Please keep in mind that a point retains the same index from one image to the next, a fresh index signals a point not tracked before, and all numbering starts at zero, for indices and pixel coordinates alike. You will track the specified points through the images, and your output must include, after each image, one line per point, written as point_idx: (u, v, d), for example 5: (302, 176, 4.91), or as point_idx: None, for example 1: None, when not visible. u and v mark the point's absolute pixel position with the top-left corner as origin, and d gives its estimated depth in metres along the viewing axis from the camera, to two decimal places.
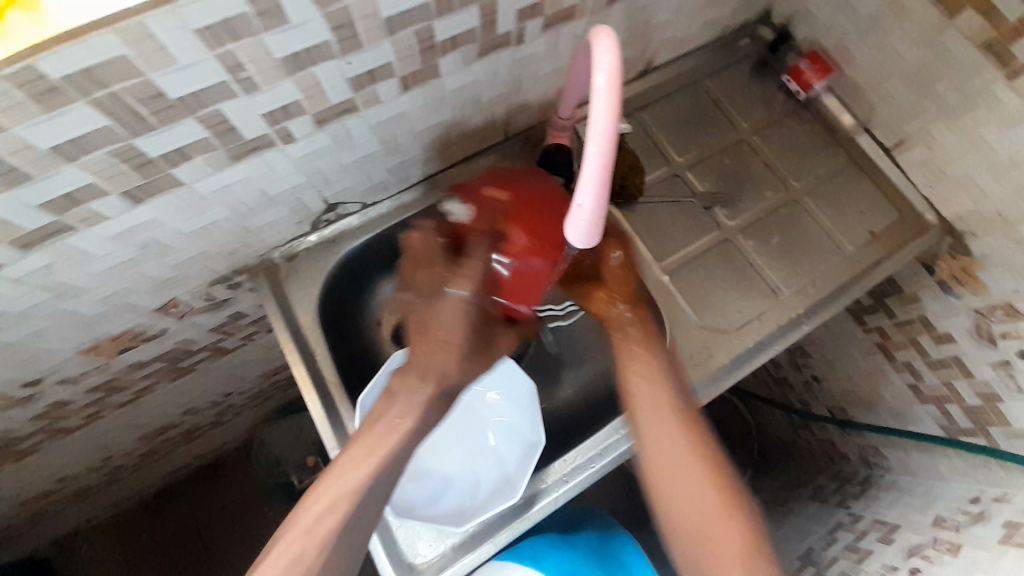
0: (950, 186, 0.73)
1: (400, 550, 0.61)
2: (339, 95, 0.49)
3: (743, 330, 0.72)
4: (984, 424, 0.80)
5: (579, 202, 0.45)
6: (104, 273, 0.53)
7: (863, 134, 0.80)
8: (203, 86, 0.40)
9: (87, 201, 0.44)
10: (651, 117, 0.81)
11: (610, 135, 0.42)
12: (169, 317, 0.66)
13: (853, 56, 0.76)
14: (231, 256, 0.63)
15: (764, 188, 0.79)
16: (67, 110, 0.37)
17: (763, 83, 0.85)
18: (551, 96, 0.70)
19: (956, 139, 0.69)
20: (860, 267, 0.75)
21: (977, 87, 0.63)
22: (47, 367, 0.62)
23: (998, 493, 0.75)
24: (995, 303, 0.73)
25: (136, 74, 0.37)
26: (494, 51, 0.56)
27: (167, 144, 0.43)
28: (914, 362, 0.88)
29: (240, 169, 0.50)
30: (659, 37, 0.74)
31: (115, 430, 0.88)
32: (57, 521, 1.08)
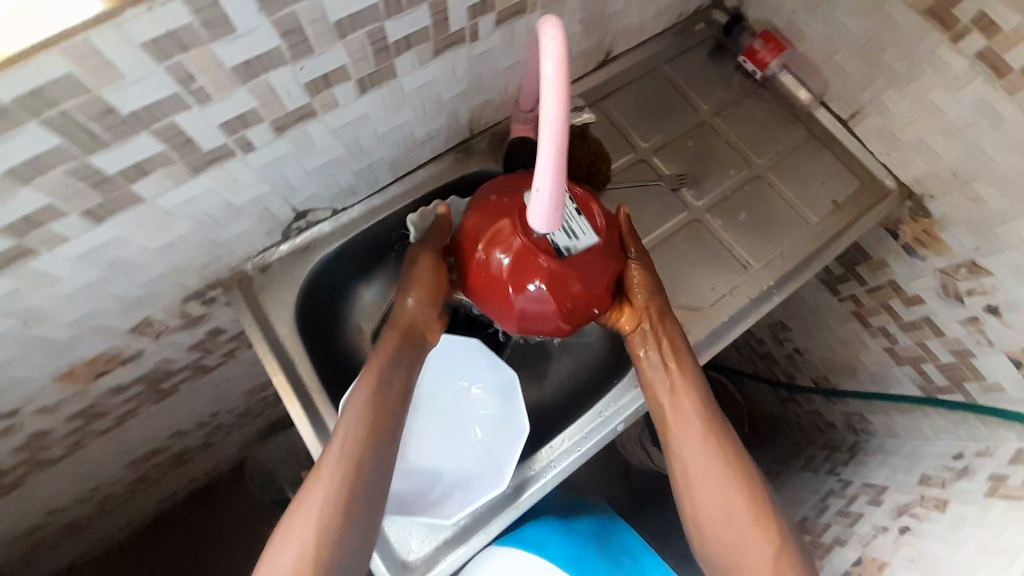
0: (906, 152, 0.76)
1: (392, 548, 0.61)
2: (296, 101, 0.50)
3: (717, 306, 0.73)
4: (960, 381, 0.83)
5: (538, 188, 0.46)
6: (72, 295, 0.52)
7: (820, 108, 0.82)
8: (155, 100, 0.41)
9: (46, 223, 0.44)
10: (614, 105, 0.83)
11: (561, 118, 0.42)
12: (145, 337, 0.66)
13: (806, 33, 0.78)
14: (202, 271, 0.62)
15: (728, 167, 0.81)
16: (18, 132, 0.37)
17: (721, 65, 0.87)
18: (512, 90, 0.71)
19: (908, 105, 0.71)
20: (827, 237, 0.77)
21: (924, 53, 0.66)
22: (22, 397, 0.61)
23: (981, 449, 0.78)
24: (958, 261, 0.75)
25: (86, 91, 0.37)
26: (449, 49, 0.56)
27: (124, 160, 0.43)
28: (888, 326, 0.90)
29: (202, 181, 0.51)
30: (615, 26, 0.76)
31: (102, 458, 0.86)
32: (48, 557, 1.06)
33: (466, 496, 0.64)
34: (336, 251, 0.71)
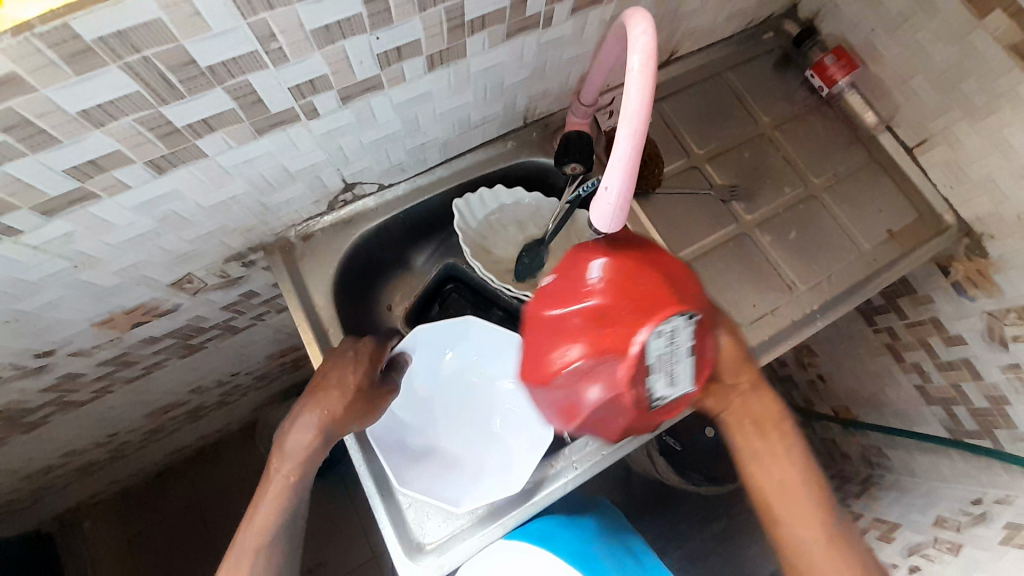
0: (970, 188, 0.73)
1: (408, 529, 0.61)
2: (366, 72, 0.49)
3: (756, 325, 0.72)
4: (991, 428, 0.80)
5: (606, 184, 0.45)
6: (123, 244, 0.52)
7: (884, 132, 0.79)
8: (233, 55, 0.40)
9: (110, 168, 0.44)
10: (672, 108, 0.81)
11: (643, 116, 0.41)
12: (184, 292, 0.66)
13: (880, 52, 0.75)
14: (247, 233, 0.62)
15: (783, 184, 0.78)
16: (99, 74, 0.36)
17: (786, 77, 0.84)
18: (573, 82, 0.69)
19: (980, 139, 0.69)
20: (876, 265, 0.75)
21: (1005, 87, 0.63)
22: (61, 338, 0.62)
23: (1000, 496, 0.75)
24: (1009, 306, 0.73)
25: (168, 40, 0.36)
26: (521, 33, 0.55)
27: (193, 114, 0.43)
28: (923, 363, 0.88)
29: (264, 143, 0.50)
30: (685, 26, 0.73)
31: (124, 405, 0.88)
32: (62, 494, 1.09)
33: (481, 487, 0.63)
34: (379, 228, 0.71)
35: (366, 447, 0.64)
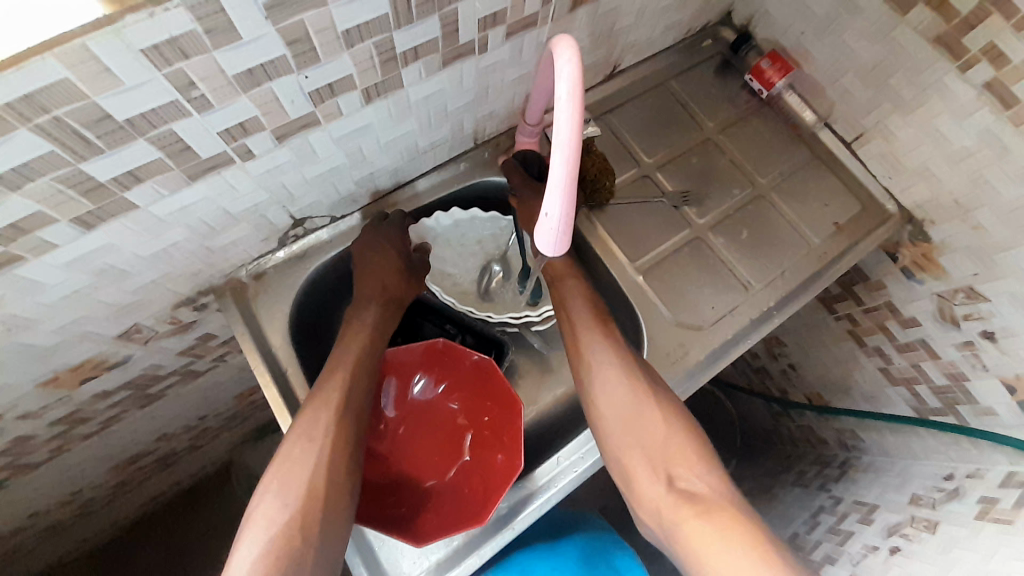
0: (907, 176, 0.76)
1: (383, 569, 0.59)
2: (298, 110, 0.48)
3: (717, 326, 0.73)
4: (954, 404, 0.82)
5: (547, 212, 0.46)
6: (57, 302, 0.50)
7: (824, 129, 0.82)
8: (153, 106, 0.39)
9: (33, 230, 0.42)
10: (620, 119, 0.82)
11: (575, 142, 0.42)
12: (134, 343, 0.64)
13: (811, 55, 0.78)
14: (195, 278, 0.61)
15: (732, 186, 0.80)
16: (8, 138, 0.35)
17: (726, 82, 0.86)
18: (518, 101, 0.70)
19: (911, 131, 0.72)
20: (827, 258, 0.77)
21: (931, 80, 0.66)
22: (3, 403, 0.59)
23: (972, 470, 0.78)
24: (956, 286, 0.75)
25: (79, 97, 0.35)
26: (457, 60, 0.55)
27: (118, 167, 0.42)
28: (883, 346, 0.90)
29: (199, 189, 0.49)
30: (624, 40, 0.75)
31: (85, 462, 0.84)
32: (26, 560, 1.03)
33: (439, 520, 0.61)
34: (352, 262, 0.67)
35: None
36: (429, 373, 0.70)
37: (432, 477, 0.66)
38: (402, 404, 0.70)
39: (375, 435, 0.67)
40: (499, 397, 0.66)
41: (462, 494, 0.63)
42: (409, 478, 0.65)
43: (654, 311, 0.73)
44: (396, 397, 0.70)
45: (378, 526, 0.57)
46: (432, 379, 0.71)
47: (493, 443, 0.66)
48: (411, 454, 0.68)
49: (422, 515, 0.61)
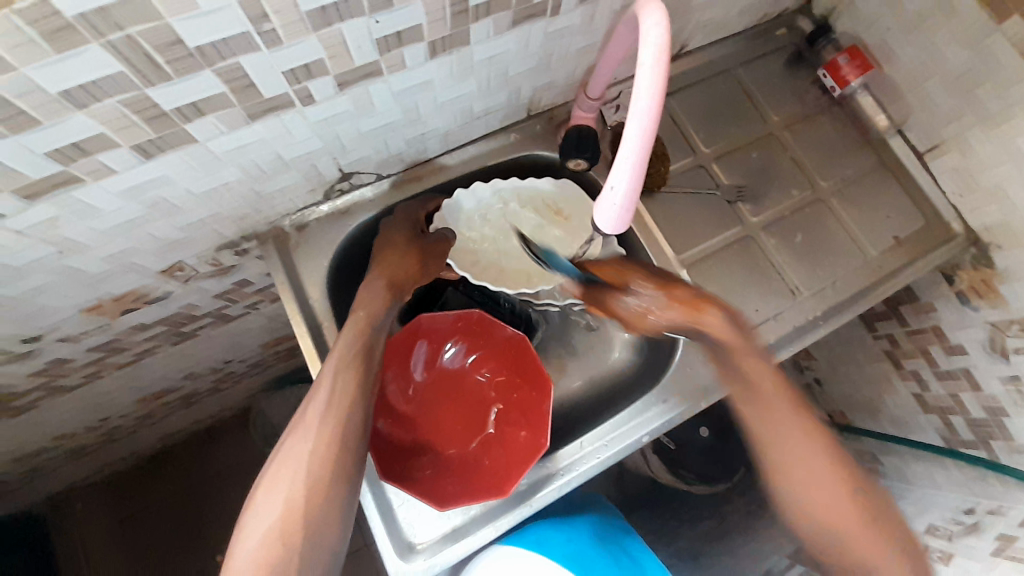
0: (979, 196, 0.72)
1: (400, 529, 0.59)
2: (363, 57, 0.47)
3: (759, 329, 0.71)
4: (988, 439, 0.79)
5: (612, 184, 0.43)
6: (110, 231, 0.51)
7: (895, 136, 0.78)
8: (223, 36, 0.38)
9: (94, 152, 0.42)
10: (680, 104, 0.79)
11: (656, 113, 0.40)
12: (175, 280, 0.64)
13: (895, 54, 0.73)
14: (241, 221, 0.60)
15: (791, 186, 0.77)
16: (81, 53, 0.34)
17: (797, 76, 0.82)
18: (581, 73, 0.67)
19: (994, 148, 0.67)
20: (881, 272, 0.74)
21: (1023, 95, 0.62)
22: (47, 324, 0.60)
23: (993, 506, 0.76)
24: (1013, 317, 0.71)
25: (154, 17, 0.34)
26: (527, 21, 0.53)
27: (182, 97, 0.41)
28: (921, 371, 0.87)
29: (257, 129, 0.48)
30: (697, 20, 0.71)
31: (117, 390, 0.86)
32: (52, 477, 1.08)
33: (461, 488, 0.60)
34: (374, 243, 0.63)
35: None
36: (460, 342, 0.69)
37: (459, 449, 0.64)
38: (431, 371, 0.69)
39: (402, 397, 0.66)
40: (539, 367, 0.65)
41: (489, 465, 0.62)
42: (434, 446, 0.64)
43: None
44: (426, 365, 0.69)
45: (403, 485, 0.58)
46: (463, 348, 0.70)
47: (519, 418, 0.64)
48: (439, 423, 0.66)
49: (445, 483, 0.60)
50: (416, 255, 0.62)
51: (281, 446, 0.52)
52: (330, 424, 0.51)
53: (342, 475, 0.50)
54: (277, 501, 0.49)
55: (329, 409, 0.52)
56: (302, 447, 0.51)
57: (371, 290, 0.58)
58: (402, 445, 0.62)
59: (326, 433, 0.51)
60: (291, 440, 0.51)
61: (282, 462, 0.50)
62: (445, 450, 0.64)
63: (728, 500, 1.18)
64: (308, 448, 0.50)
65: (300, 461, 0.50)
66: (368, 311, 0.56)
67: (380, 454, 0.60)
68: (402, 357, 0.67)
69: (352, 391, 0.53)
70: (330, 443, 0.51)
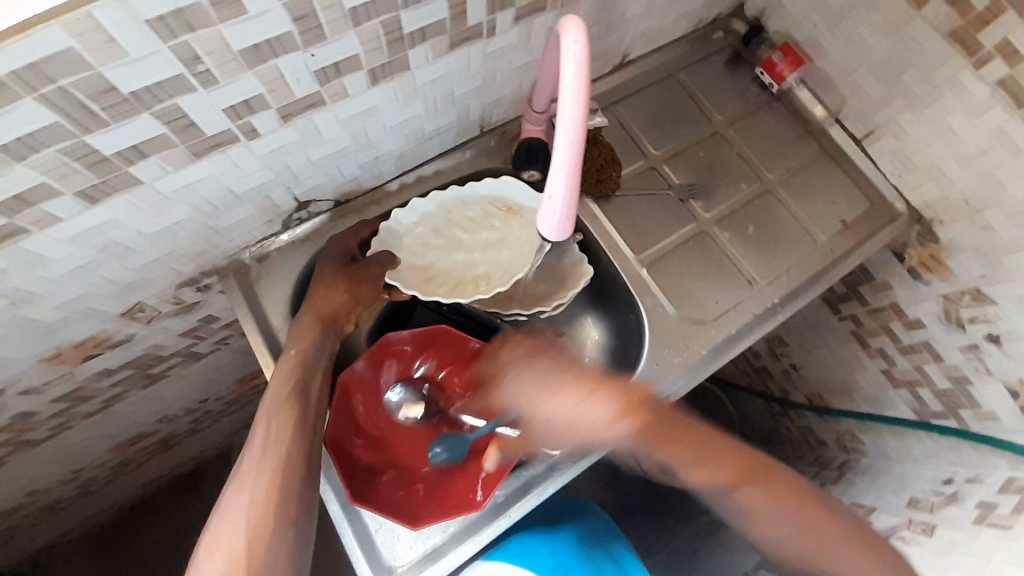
0: (917, 175, 0.75)
1: (379, 552, 0.59)
2: (304, 89, 0.48)
3: (721, 320, 0.73)
4: (956, 407, 0.81)
5: (551, 195, 0.45)
6: (62, 278, 0.51)
7: (834, 125, 0.81)
8: (158, 80, 0.39)
9: (38, 202, 0.42)
10: (627, 110, 0.81)
11: (580, 123, 0.42)
12: (137, 321, 0.64)
13: (824, 49, 0.77)
14: (198, 258, 0.61)
15: (740, 181, 0.80)
16: (13, 107, 0.35)
17: (737, 76, 0.85)
18: (526, 88, 0.69)
19: (923, 130, 0.71)
20: (833, 256, 0.76)
21: (944, 77, 0.65)
22: (6, 378, 0.59)
23: (970, 474, 0.78)
24: (963, 288, 0.75)
25: (85, 68, 0.35)
26: (465, 44, 0.55)
27: (123, 142, 0.42)
28: (886, 347, 0.90)
29: (204, 166, 0.49)
30: (634, 31, 0.74)
31: (89, 439, 0.85)
32: (27, 537, 1.04)
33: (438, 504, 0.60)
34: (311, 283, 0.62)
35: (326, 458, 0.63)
36: (428, 360, 0.70)
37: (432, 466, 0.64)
38: (402, 390, 0.69)
39: (373, 418, 0.66)
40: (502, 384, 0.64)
41: (461, 481, 0.62)
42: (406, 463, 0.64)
43: (658, 305, 0.73)
44: (397, 383, 0.69)
45: (372, 507, 0.58)
46: (431, 367, 0.70)
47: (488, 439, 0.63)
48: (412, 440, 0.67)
49: (417, 500, 0.60)
50: (345, 283, 0.61)
51: (218, 506, 0.50)
52: (269, 469, 0.50)
53: (292, 517, 0.50)
54: (221, 561, 0.47)
55: (268, 453, 0.51)
56: (241, 500, 0.49)
57: (302, 324, 0.59)
58: (372, 467, 0.62)
59: (265, 478, 0.50)
60: (230, 496, 0.50)
61: (225, 520, 0.48)
62: (419, 467, 0.64)
63: None
64: (250, 501, 0.49)
65: (242, 512, 0.49)
66: (300, 348, 0.57)
67: (347, 475, 0.60)
68: (370, 376, 0.67)
69: (288, 432, 0.53)
70: (268, 487, 0.50)
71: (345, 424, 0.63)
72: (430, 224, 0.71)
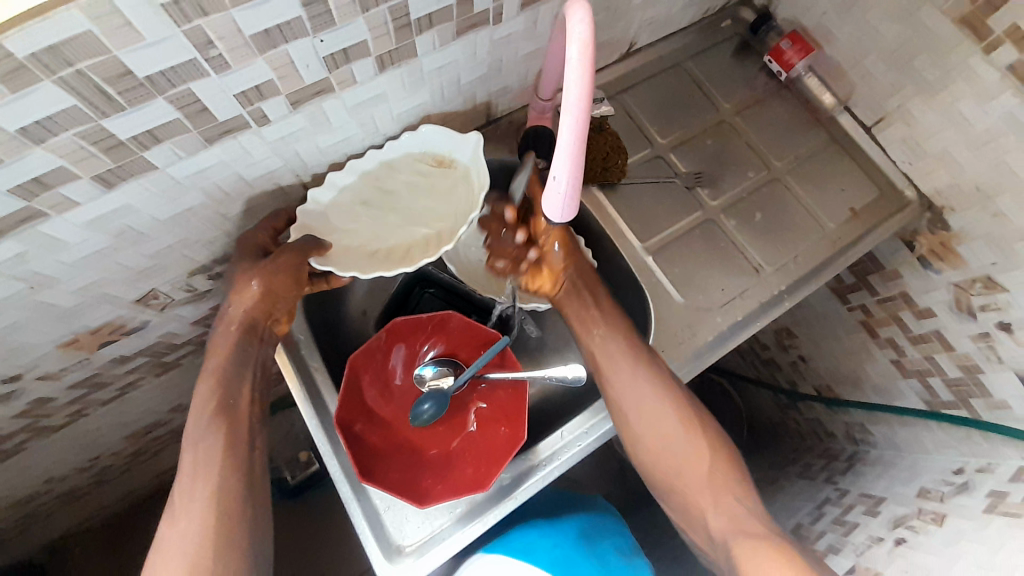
0: (927, 161, 0.75)
1: (388, 533, 0.60)
2: (314, 75, 0.49)
3: (728, 308, 0.73)
4: (967, 397, 0.81)
5: (555, 174, 0.46)
6: (78, 263, 0.52)
7: (843, 112, 0.81)
8: (173, 64, 0.40)
9: (56, 185, 0.43)
10: (633, 99, 0.81)
11: (584, 105, 0.42)
12: (150, 309, 0.65)
13: (832, 36, 0.76)
14: (211, 245, 0.62)
15: (747, 168, 0.79)
16: (32, 90, 0.36)
17: (744, 65, 0.85)
18: (532, 76, 0.69)
19: (934, 115, 0.70)
20: (841, 243, 0.76)
21: (955, 61, 0.65)
22: (25, 362, 0.61)
23: (981, 464, 0.77)
24: (973, 275, 0.74)
25: (102, 51, 0.36)
26: (471, 31, 0.55)
27: (139, 126, 0.43)
28: (896, 338, 0.89)
29: (216, 152, 0.50)
30: (641, 18, 0.74)
31: (104, 427, 0.86)
32: (43, 525, 1.06)
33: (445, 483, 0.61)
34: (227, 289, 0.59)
35: (335, 439, 0.63)
36: (437, 343, 0.70)
37: (439, 447, 0.65)
38: (408, 372, 0.69)
39: (381, 400, 0.66)
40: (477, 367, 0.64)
41: (466, 464, 0.62)
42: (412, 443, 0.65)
43: (663, 292, 0.73)
44: (403, 365, 0.69)
45: (382, 486, 0.59)
46: (440, 349, 0.70)
47: (484, 424, 0.65)
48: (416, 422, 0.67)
49: (422, 481, 0.61)
50: (260, 275, 0.56)
51: (161, 535, 0.51)
52: (203, 496, 0.51)
53: (237, 536, 0.51)
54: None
55: (192, 495, 0.52)
56: (179, 531, 0.50)
57: (227, 332, 0.57)
58: (382, 448, 0.63)
59: (202, 505, 0.51)
60: (172, 523, 0.51)
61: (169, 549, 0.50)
62: (427, 446, 0.65)
63: None
64: (189, 529, 0.50)
65: (175, 550, 0.50)
66: (225, 353, 0.56)
67: (356, 456, 0.61)
68: (377, 359, 0.67)
69: (217, 453, 0.53)
70: (201, 525, 0.50)
71: (353, 407, 0.63)
72: (356, 195, 0.65)
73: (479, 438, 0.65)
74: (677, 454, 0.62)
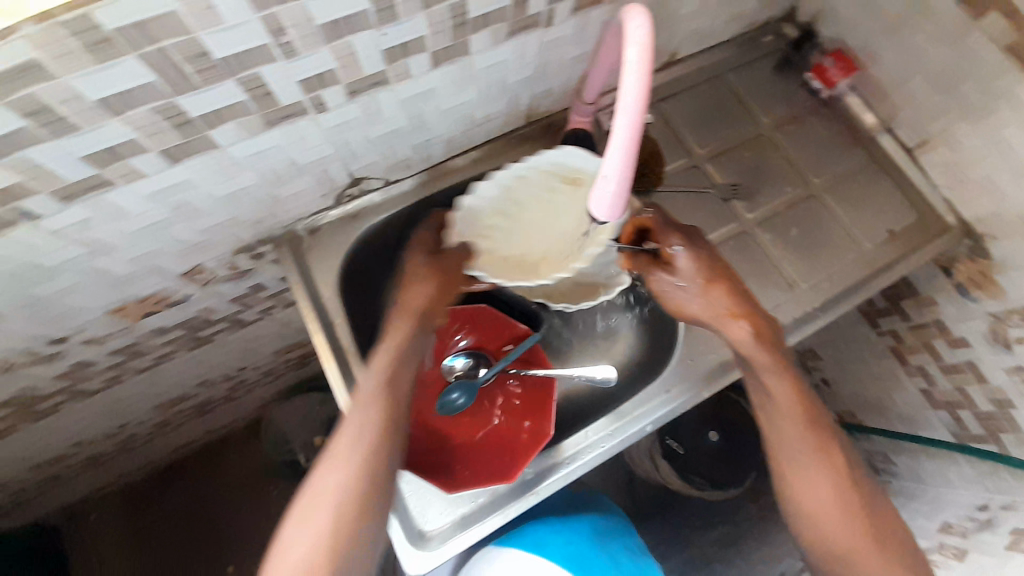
0: (971, 188, 0.73)
1: (411, 516, 0.61)
2: (372, 66, 0.50)
3: None
4: (997, 432, 0.78)
5: (605, 172, 0.46)
6: (135, 232, 0.54)
7: (885, 133, 0.80)
8: (247, 48, 0.42)
9: (126, 156, 0.46)
10: (673, 108, 0.82)
11: (640, 104, 0.43)
12: (194, 283, 0.68)
13: (878, 56, 0.76)
14: (258, 225, 0.64)
15: (785, 183, 0.79)
16: (117, 63, 0.38)
17: (786, 80, 0.85)
18: (576, 80, 0.70)
19: (978, 140, 0.69)
20: (877, 264, 0.75)
21: (1001, 89, 0.64)
22: (75, 325, 0.64)
23: (1006, 501, 0.74)
24: (1012, 307, 0.72)
25: (184, 31, 0.38)
26: (523, 32, 0.56)
27: (208, 105, 0.45)
28: (927, 366, 0.87)
29: (274, 135, 0.52)
30: (685, 29, 0.75)
31: (137, 395, 0.89)
32: (69, 486, 1.10)
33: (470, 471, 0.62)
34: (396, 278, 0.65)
35: None
36: (467, 334, 0.71)
37: (464, 436, 0.66)
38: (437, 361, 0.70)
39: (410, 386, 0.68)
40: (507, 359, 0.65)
41: (491, 455, 0.63)
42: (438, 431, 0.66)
43: None
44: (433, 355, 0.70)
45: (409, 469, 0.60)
46: (470, 341, 0.71)
47: (511, 418, 0.66)
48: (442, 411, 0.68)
49: (448, 468, 0.62)
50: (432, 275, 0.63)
51: (315, 475, 0.55)
52: (358, 453, 0.54)
53: (374, 500, 0.54)
54: (319, 527, 0.52)
55: (349, 448, 0.55)
56: (335, 478, 0.54)
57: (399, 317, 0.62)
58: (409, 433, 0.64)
59: (355, 462, 0.54)
60: (330, 470, 0.55)
61: (326, 491, 0.53)
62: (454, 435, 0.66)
63: (740, 507, 1.16)
64: (342, 476, 0.54)
65: (327, 498, 0.53)
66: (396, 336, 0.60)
67: None
68: None
69: (384, 418, 0.56)
70: (353, 475, 0.54)
71: None
72: (497, 205, 0.68)
73: (505, 431, 0.65)
74: (827, 503, 0.59)
